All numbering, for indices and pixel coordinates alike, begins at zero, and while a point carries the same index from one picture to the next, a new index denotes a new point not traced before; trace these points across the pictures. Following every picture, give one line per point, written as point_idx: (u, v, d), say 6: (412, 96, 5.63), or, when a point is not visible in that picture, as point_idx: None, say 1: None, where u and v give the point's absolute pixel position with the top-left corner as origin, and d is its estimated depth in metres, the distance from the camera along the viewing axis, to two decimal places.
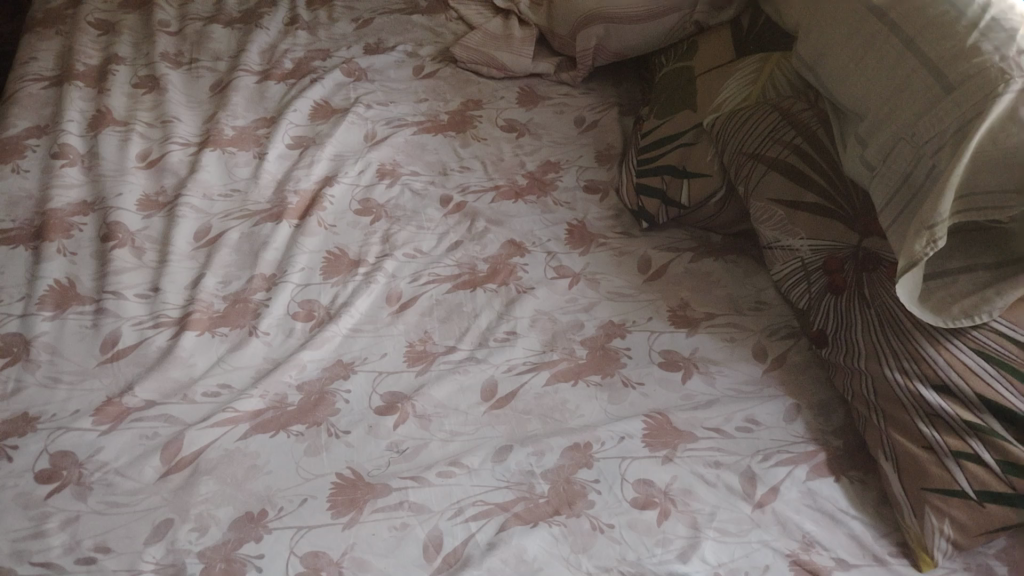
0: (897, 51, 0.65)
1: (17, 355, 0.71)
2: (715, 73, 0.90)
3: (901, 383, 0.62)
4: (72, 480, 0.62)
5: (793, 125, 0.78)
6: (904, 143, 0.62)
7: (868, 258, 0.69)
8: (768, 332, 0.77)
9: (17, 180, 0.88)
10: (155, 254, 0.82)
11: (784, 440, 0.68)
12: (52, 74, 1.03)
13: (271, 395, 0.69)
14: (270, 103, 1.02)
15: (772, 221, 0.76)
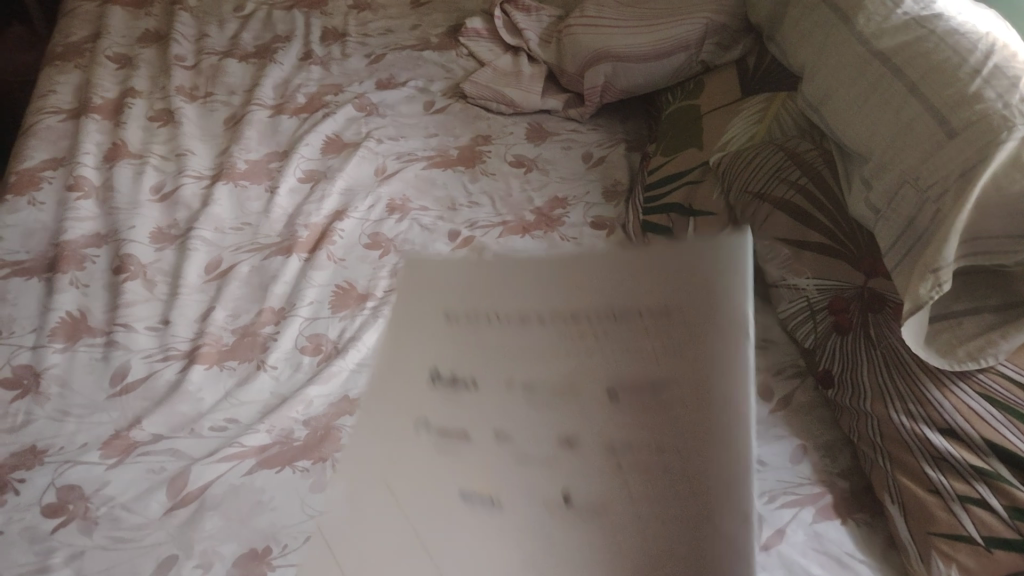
0: (900, 95, 0.66)
1: (28, 387, 0.72)
2: (722, 113, 0.91)
3: (907, 426, 0.62)
4: (78, 514, 0.62)
5: (799, 164, 0.78)
6: (909, 187, 0.62)
7: (873, 299, 0.68)
8: (774, 371, 0.77)
9: (32, 212, 0.89)
10: (166, 287, 0.83)
11: (790, 481, 0.68)
12: (70, 107, 1.05)
13: (277, 430, 0.69)
14: (283, 137, 1.04)
15: (778, 260, 0.77)
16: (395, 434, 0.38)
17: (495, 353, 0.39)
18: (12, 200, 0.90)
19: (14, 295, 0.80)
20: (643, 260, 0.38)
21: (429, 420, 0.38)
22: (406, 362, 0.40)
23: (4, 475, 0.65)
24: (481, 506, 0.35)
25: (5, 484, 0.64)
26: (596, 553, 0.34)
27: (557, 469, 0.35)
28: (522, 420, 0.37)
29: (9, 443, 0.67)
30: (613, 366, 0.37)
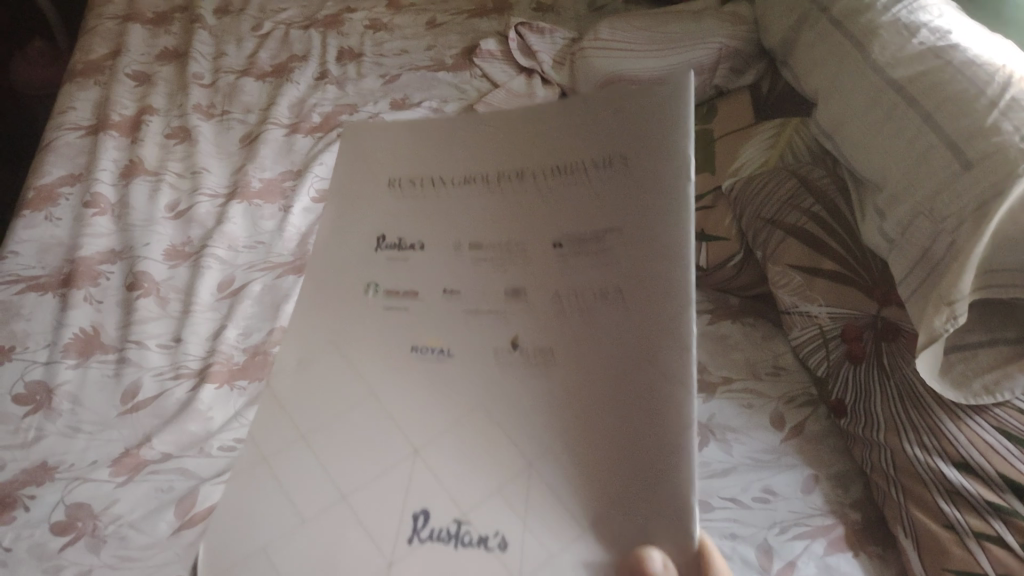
0: (915, 125, 0.66)
1: (40, 403, 0.72)
2: (735, 138, 0.91)
3: (921, 459, 0.62)
4: (87, 532, 0.62)
5: (811, 191, 0.78)
6: (923, 218, 0.62)
7: (887, 328, 0.68)
8: (786, 399, 0.76)
9: (49, 227, 0.90)
10: (179, 305, 0.83)
11: (802, 512, 0.67)
12: (88, 123, 1.06)
13: None
14: (297, 156, 1.04)
15: (790, 286, 0.76)
16: (353, 296, 0.46)
17: (440, 217, 0.46)
18: (29, 215, 0.91)
19: (28, 309, 0.80)
20: (574, 119, 0.43)
21: (377, 283, 0.46)
22: (356, 231, 0.48)
23: (13, 491, 0.65)
24: (434, 353, 0.43)
25: (15, 501, 0.64)
26: (539, 384, 0.40)
27: (501, 313, 0.42)
28: (468, 274, 0.44)
29: (19, 459, 0.67)
30: (550, 214, 0.42)
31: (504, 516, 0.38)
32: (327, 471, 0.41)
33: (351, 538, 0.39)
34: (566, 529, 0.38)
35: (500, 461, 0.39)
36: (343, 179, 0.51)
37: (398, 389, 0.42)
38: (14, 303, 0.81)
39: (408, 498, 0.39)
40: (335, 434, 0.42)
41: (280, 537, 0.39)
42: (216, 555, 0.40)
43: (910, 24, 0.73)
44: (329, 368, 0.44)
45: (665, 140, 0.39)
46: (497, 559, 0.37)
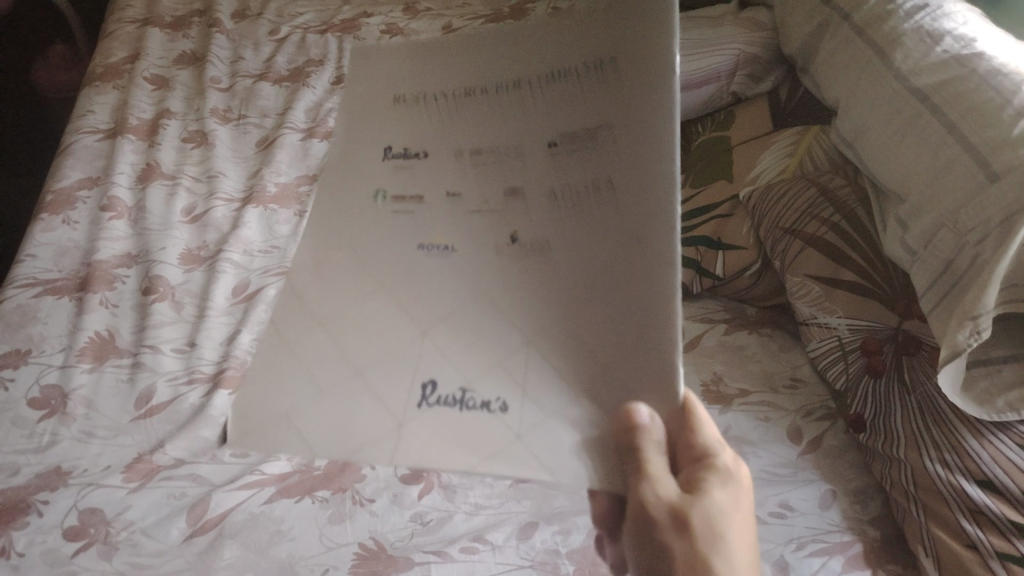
0: (939, 135, 0.64)
1: (55, 407, 0.72)
2: (753, 145, 0.91)
3: (942, 476, 0.60)
4: (99, 538, 0.62)
5: (831, 200, 0.76)
6: (947, 229, 0.61)
7: (907, 341, 0.66)
8: (803, 412, 0.75)
9: (66, 230, 0.90)
10: (194, 309, 0.83)
11: (818, 528, 0.66)
12: (107, 127, 1.07)
13: (298, 459, 0.70)
14: (313, 160, 1.04)
15: (809, 297, 0.75)
16: (358, 198, 0.46)
17: (445, 121, 0.46)
18: (47, 218, 0.91)
19: (45, 312, 0.80)
20: (575, 28, 0.44)
21: (384, 189, 0.46)
22: (362, 139, 0.48)
23: (27, 496, 0.65)
24: (438, 249, 0.43)
25: (28, 505, 0.64)
26: (541, 272, 0.41)
27: (505, 206, 0.43)
28: (471, 173, 0.44)
29: (34, 464, 0.67)
30: (549, 111, 0.43)
31: (509, 388, 0.40)
32: (337, 350, 0.42)
33: (364, 408, 0.40)
34: (568, 402, 0.39)
35: (502, 340, 0.41)
36: (346, 90, 0.49)
37: (406, 276, 0.43)
38: (31, 306, 0.81)
39: (417, 374, 0.41)
40: (343, 319, 0.43)
41: (292, 406, 0.40)
42: (234, 425, 0.40)
43: (933, 32, 0.71)
44: (337, 263, 0.44)
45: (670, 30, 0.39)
46: (500, 421, 0.39)
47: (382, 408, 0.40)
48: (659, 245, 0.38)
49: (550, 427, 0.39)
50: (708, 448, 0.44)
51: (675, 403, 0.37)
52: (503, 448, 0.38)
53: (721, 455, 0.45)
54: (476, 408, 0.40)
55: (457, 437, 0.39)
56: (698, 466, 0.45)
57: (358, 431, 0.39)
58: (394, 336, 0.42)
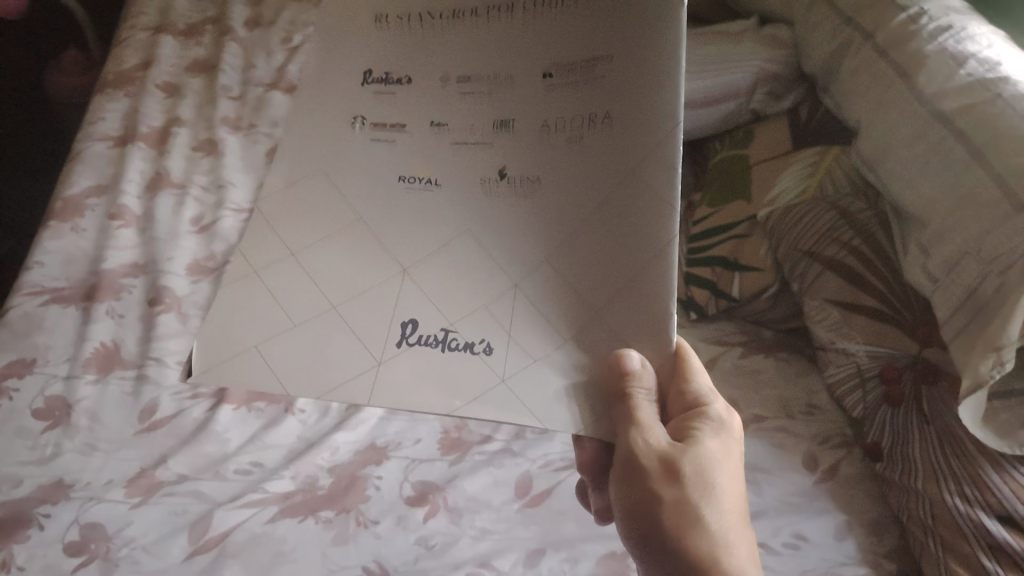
0: (963, 160, 0.63)
1: (59, 419, 0.71)
2: (771, 165, 0.89)
3: (962, 510, 0.58)
4: (99, 554, 0.61)
5: (851, 223, 0.75)
6: (971, 257, 0.59)
7: (926, 370, 0.64)
8: (819, 440, 0.73)
9: (74, 238, 0.89)
10: (200, 321, 0.82)
11: (833, 560, 0.64)
12: (117, 134, 1.06)
13: (302, 477, 0.69)
14: None
15: (828, 322, 0.74)
16: (344, 133, 0.55)
17: (428, 59, 0.54)
18: (55, 225, 0.90)
19: (51, 321, 0.79)
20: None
21: (365, 117, 0.55)
22: (346, 71, 0.56)
23: (28, 509, 0.64)
24: (421, 182, 0.52)
25: (29, 519, 0.63)
26: (521, 206, 0.50)
27: (489, 147, 0.51)
28: (454, 113, 0.53)
29: (36, 476, 0.66)
30: (530, 52, 0.51)
31: (486, 325, 0.49)
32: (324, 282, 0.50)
33: (346, 340, 0.49)
34: (538, 333, 0.48)
35: (478, 277, 0.50)
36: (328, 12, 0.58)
37: (389, 217, 0.52)
38: (37, 314, 0.80)
39: (397, 308, 0.49)
40: (334, 256, 0.51)
41: (267, 339, 0.49)
42: (212, 353, 0.49)
43: (958, 54, 0.70)
44: (320, 192, 0.53)
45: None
46: (481, 360, 0.48)
47: (370, 340, 0.49)
48: (633, 189, 0.46)
49: (538, 371, 0.47)
50: (701, 396, 0.51)
51: (665, 347, 0.46)
52: (483, 390, 0.47)
53: (710, 407, 0.50)
54: (458, 348, 0.48)
55: (439, 373, 0.48)
56: (688, 416, 0.51)
57: (345, 363, 0.48)
58: (377, 275, 0.50)
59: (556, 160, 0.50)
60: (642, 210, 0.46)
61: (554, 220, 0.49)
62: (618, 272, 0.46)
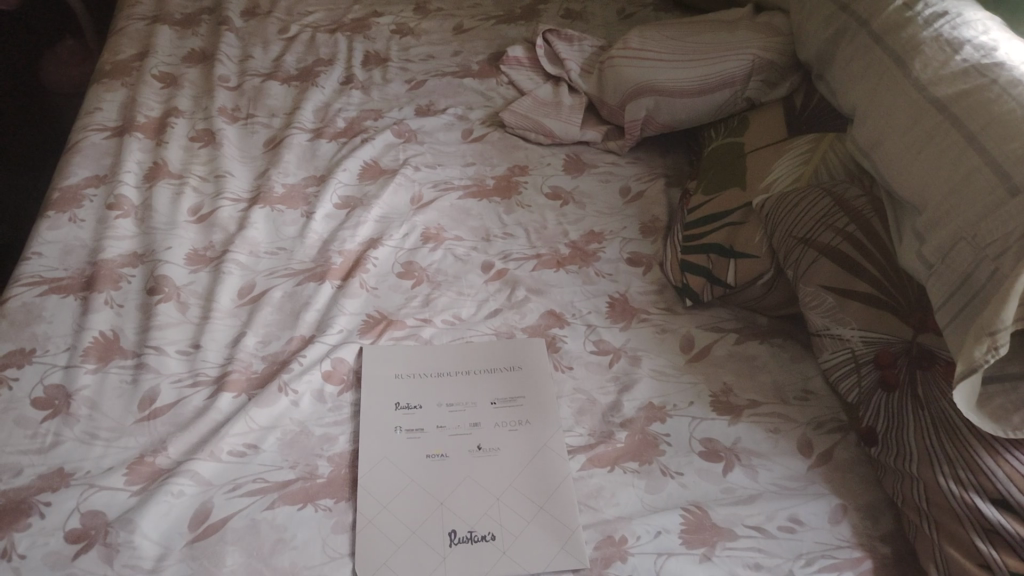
0: (959, 145, 0.63)
1: (58, 408, 0.71)
2: (766, 153, 0.89)
3: (956, 494, 0.59)
4: (99, 540, 0.61)
5: (846, 210, 0.76)
6: (965, 243, 0.60)
7: (922, 355, 0.66)
8: (814, 424, 0.74)
9: (72, 228, 0.89)
10: (199, 310, 0.82)
11: (828, 543, 0.65)
12: (114, 125, 1.06)
13: (301, 466, 0.69)
14: (321, 161, 1.04)
15: (822, 308, 0.74)
16: (386, 420, 0.74)
17: (444, 354, 0.80)
18: (54, 216, 0.90)
19: (50, 311, 0.80)
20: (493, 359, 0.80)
21: (399, 425, 0.73)
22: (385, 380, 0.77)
23: (29, 497, 0.64)
24: (439, 456, 0.71)
25: (30, 507, 0.63)
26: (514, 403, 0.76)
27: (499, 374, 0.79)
28: (471, 405, 0.76)
29: (36, 465, 0.67)
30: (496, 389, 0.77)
31: (491, 524, 0.66)
32: (396, 531, 0.65)
33: (421, 554, 0.64)
34: (551, 533, 0.65)
35: (504, 507, 0.67)
36: (366, 368, 0.78)
37: (432, 479, 0.69)
38: (36, 304, 0.80)
39: (446, 522, 0.66)
40: (381, 474, 0.69)
41: (366, 558, 0.63)
42: (366, 568, 0.62)
43: (954, 40, 0.70)
44: (382, 473, 0.69)
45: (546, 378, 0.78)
46: (494, 544, 0.65)
47: (425, 546, 0.64)
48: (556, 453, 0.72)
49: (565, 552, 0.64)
50: None
51: None
52: (503, 554, 0.64)
53: None
54: (480, 540, 0.65)
55: (476, 561, 0.64)
56: None
57: (421, 566, 0.63)
58: (420, 491, 0.68)
59: (511, 431, 0.74)
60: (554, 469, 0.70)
61: (518, 477, 0.70)
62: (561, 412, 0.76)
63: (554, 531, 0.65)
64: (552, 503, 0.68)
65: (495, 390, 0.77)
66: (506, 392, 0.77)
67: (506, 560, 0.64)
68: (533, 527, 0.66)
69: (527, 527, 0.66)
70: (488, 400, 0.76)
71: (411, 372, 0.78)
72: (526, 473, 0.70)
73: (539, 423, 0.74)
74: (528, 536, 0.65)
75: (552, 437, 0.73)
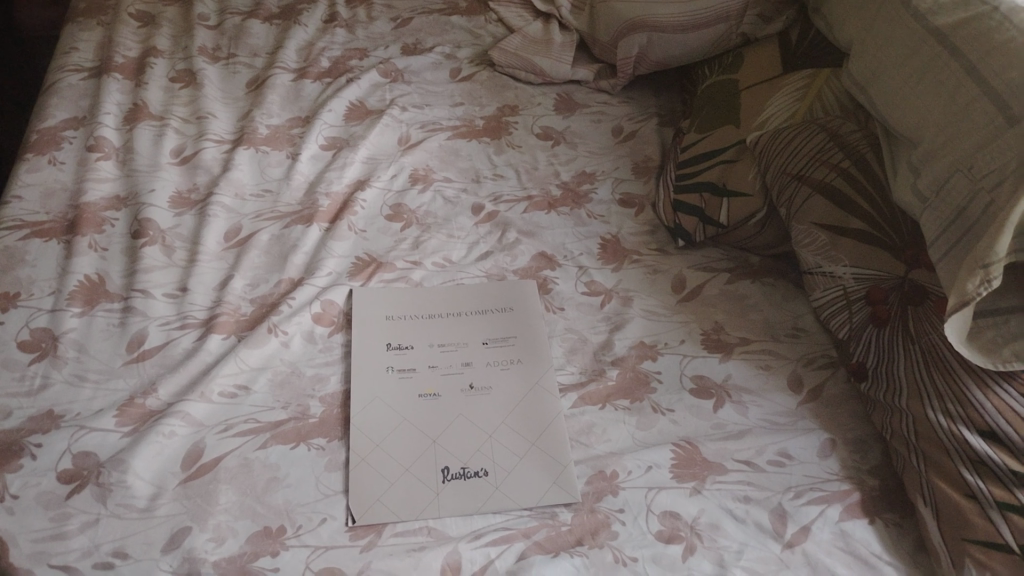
0: (958, 77, 0.62)
1: (45, 351, 0.70)
2: (761, 89, 0.87)
3: (944, 426, 0.59)
4: (92, 481, 0.61)
5: (841, 145, 0.75)
6: (961, 175, 0.59)
7: (914, 291, 0.66)
8: (804, 361, 0.75)
9: (52, 171, 0.87)
10: (185, 253, 0.81)
11: (817, 476, 0.66)
12: (91, 65, 1.03)
13: (293, 407, 0.69)
14: (305, 102, 1.01)
15: (815, 246, 0.73)
16: (378, 361, 0.73)
17: (435, 296, 0.80)
18: (32, 159, 0.88)
19: (33, 256, 0.78)
20: (484, 300, 0.80)
21: (391, 365, 0.73)
22: (377, 321, 0.77)
23: (20, 440, 0.63)
24: (430, 396, 0.71)
25: (21, 449, 0.63)
26: (505, 342, 0.76)
27: (488, 313, 0.78)
28: (462, 344, 0.76)
29: (25, 407, 0.66)
30: (487, 329, 0.77)
31: (484, 461, 0.66)
32: (389, 468, 0.65)
33: (413, 491, 0.64)
34: (544, 469, 0.66)
35: (496, 445, 0.68)
36: (357, 310, 0.77)
37: (424, 419, 0.69)
38: (18, 249, 0.78)
39: (438, 460, 0.66)
40: (373, 413, 0.69)
41: (357, 494, 0.63)
42: (359, 504, 0.62)
43: None
44: (376, 412, 0.69)
45: (537, 318, 0.78)
46: (486, 481, 0.65)
47: (417, 484, 0.65)
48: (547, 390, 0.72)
49: (556, 490, 0.64)
50: None
51: None
52: (495, 490, 0.65)
53: None
54: (473, 476, 0.65)
55: (468, 497, 0.64)
56: None
57: (415, 502, 0.63)
58: (413, 430, 0.68)
59: (502, 370, 0.74)
60: (545, 406, 0.71)
61: (509, 415, 0.70)
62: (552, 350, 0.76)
63: (547, 468, 0.66)
64: (543, 441, 0.68)
65: (487, 330, 0.77)
66: (496, 332, 0.77)
67: (498, 495, 0.64)
68: (526, 464, 0.66)
69: (519, 464, 0.66)
70: (479, 340, 0.76)
71: (402, 314, 0.78)
72: (519, 411, 0.70)
73: (531, 361, 0.74)
74: (521, 472, 0.66)
75: (544, 375, 0.73)
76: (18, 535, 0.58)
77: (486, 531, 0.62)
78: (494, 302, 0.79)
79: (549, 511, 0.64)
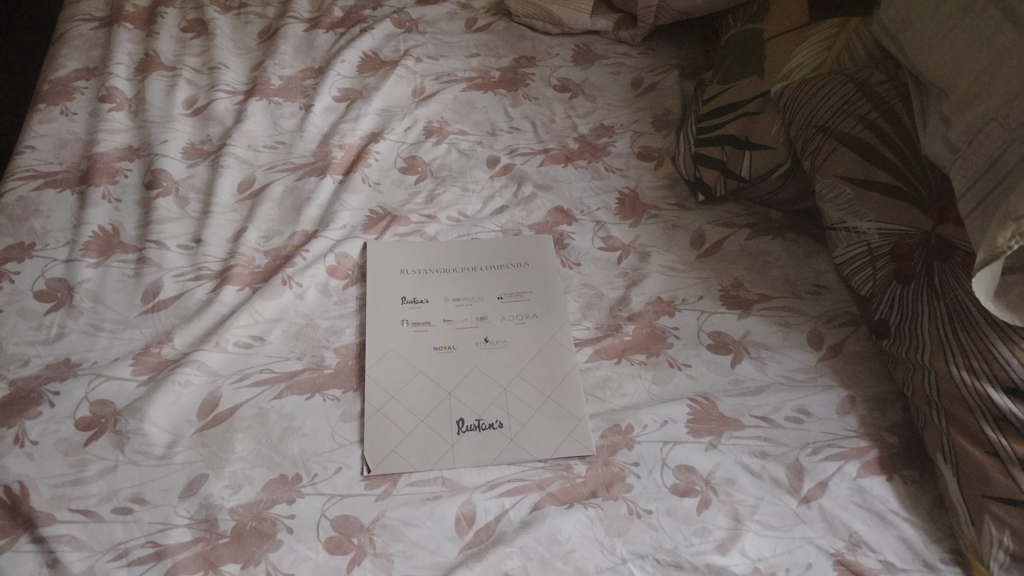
0: (996, 22, 0.59)
1: (62, 300, 0.70)
2: (786, 38, 0.84)
3: (968, 383, 0.58)
4: (110, 428, 0.62)
5: (869, 97, 0.73)
6: (995, 125, 0.57)
7: (941, 247, 0.64)
8: (825, 318, 0.74)
9: (64, 121, 0.86)
10: (199, 204, 0.80)
11: (836, 433, 0.65)
12: (102, 15, 1.01)
13: (308, 357, 0.69)
14: (318, 52, 0.99)
15: (839, 200, 0.72)
16: (392, 315, 0.73)
17: (449, 250, 0.79)
18: (44, 109, 0.87)
19: (47, 206, 0.78)
20: (500, 254, 0.79)
21: (406, 318, 0.73)
22: (391, 276, 0.76)
23: (38, 387, 0.64)
24: (445, 349, 0.71)
25: (40, 396, 0.63)
26: (521, 296, 0.75)
27: (503, 267, 0.78)
28: (478, 299, 0.75)
29: (43, 355, 0.66)
30: (503, 282, 0.76)
31: (499, 413, 0.66)
32: (404, 420, 0.65)
33: (427, 442, 0.64)
34: (559, 422, 0.66)
35: (511, 398, 0.67)
36: (372, 263, 0.77)
37: (439, 372, 0.69)
38: (32, 199, 0.78)
39: (453, 412, 0.66)
40: (389, 366, 0.69)
41: (372, 445, 0.63)
42: (374, 454, 0.63)
43: None
44: (391, 364, 0.69)
45: (553, 271, 0.77)
46: (502, 433, 0.65)
47: (432, 436, 0.65)
48: (561, 345, 0.71)
49: (572, 442, 0.64)
50: None
51: None
52: (512, 441, 0.64)
53: None
54: (488, 428, 0.65)
55: (484, 448, 0.64)
56: None
57: (429, 453, 0.63)
58: (428, 382, 0.68)
59: (518, 324, 0.73)
60: (561, 360, 0.70)
61: (525, 367, 0.70)
62: (568, 305, 0.75)
63: (562, 420, 0.66)
64: (559, 394, 0.68)
65: (504, 284, 0.76)
66: (513, 286, 0.76)
67: (514, 447, 0.64)
68: (541, 416, 0.66)
69: (535, 416, 0.66)
70: (495, 293, 0.75)
71: (417, 268, 0.77)
72: (534, 364, 0.70)
73: (547, 315, 0.74)
74: (536, 424, 0.66)
75: (560, 330, 0.73)
76: (39, 479, 0.58)
77: (500, 482, 0.62)
78: (510, 256, 0.78)
79: (563, 463, 0.63)
